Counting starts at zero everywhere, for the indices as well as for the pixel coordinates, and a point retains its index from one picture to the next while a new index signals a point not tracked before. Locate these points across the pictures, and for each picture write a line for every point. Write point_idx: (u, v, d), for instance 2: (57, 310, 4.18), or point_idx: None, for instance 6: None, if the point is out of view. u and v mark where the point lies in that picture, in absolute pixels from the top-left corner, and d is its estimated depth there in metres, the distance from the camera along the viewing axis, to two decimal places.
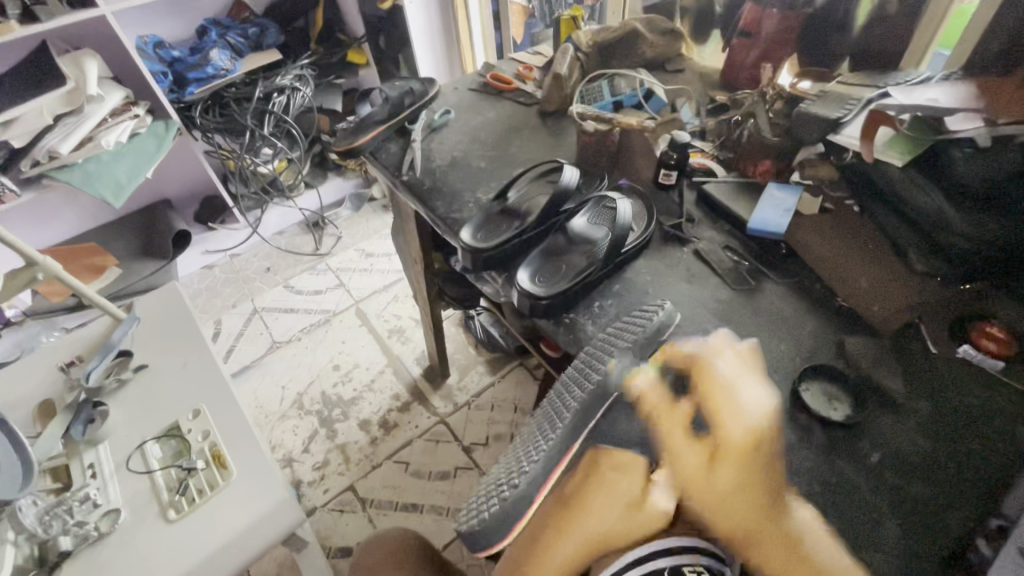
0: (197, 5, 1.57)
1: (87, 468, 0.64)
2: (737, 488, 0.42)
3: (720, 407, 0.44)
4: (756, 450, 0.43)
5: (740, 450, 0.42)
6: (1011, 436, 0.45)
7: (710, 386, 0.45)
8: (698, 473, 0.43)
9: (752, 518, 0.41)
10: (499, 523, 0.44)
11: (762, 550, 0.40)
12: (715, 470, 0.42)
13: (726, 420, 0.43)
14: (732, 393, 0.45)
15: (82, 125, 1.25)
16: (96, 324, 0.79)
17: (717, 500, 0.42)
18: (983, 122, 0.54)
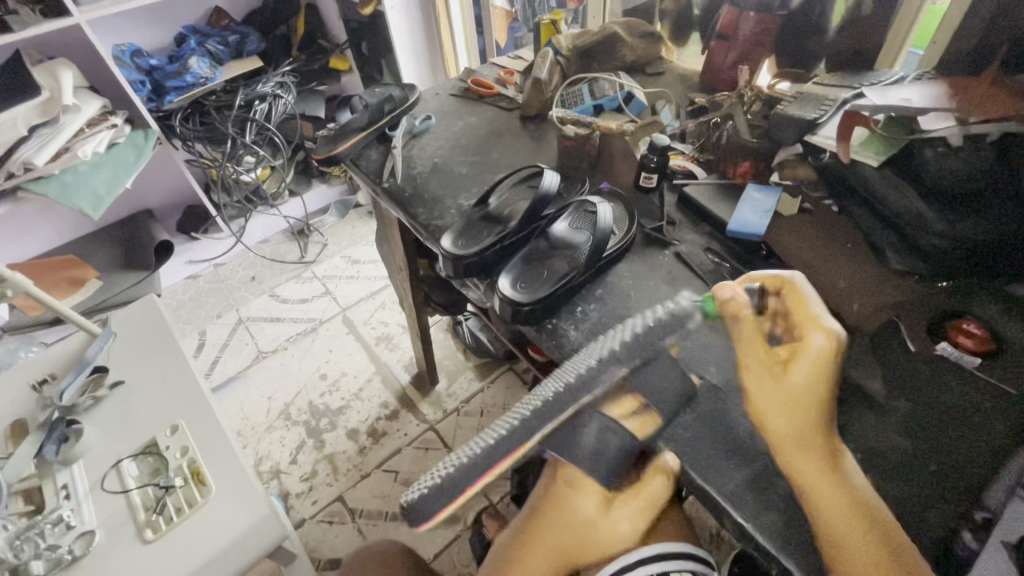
0: (175, 13, 1.55)
1: (60, 490, 0.62)
2: (809, 388, 0.43)
3: (804, 321, 0.46)
4: (832, 364, 0.45)
5: (818, 356, 0.44)
6: (988, 432, 0.45)
7: (800, 303, 0.47)
8: (774, 370, 0.44)
9: (813, 421, 0.43)
10: (454, 482, 0.43)
11: (810, 452, 0.42)
12: (791, 369, 0.44)
13: (809, 331, 0.45)
14: (819, 313, 0.47)
15: (57, 135, 1.23)
16: (70, 340, 0.77)
17: (783, 397, 0.43)
18: (954, 120, 0.56)
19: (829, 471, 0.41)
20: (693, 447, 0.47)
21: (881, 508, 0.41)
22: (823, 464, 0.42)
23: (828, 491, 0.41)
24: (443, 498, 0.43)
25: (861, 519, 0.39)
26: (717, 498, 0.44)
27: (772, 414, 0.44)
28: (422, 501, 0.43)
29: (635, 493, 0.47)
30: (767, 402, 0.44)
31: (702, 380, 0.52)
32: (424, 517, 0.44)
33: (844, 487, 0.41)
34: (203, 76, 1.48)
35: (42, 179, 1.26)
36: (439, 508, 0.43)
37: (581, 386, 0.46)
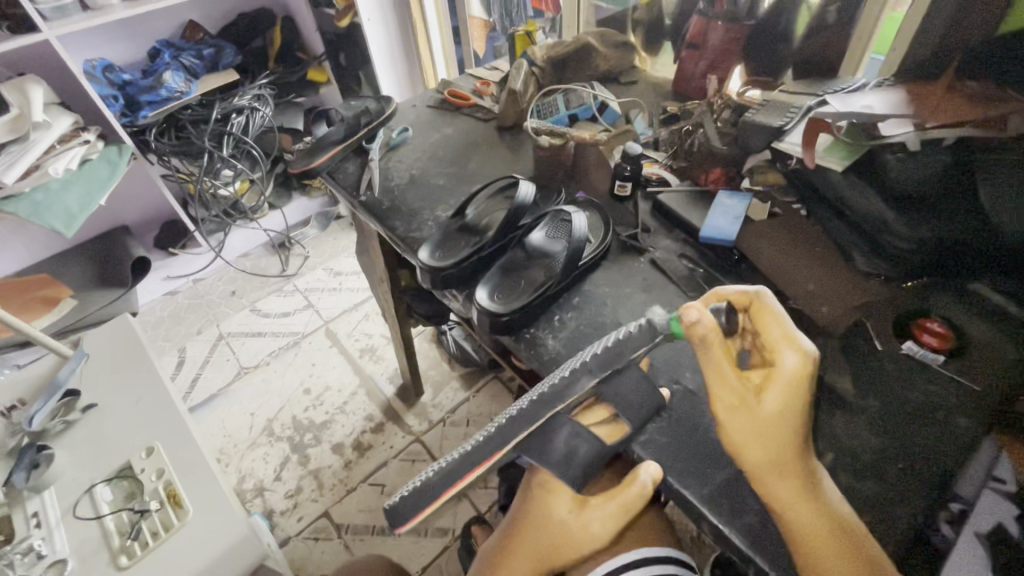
0: (148, 27, 1.54)
1: (30, 518, 0.60)
2: (781, 414, 0.40)
3: (774, 341, 0.43)
4: (804, 388, 0.41)
5: (793, 378, 0.41)
6: (955, 427, 0.47)
7: (767, 326, 0.43)
8: (744, 397, 0.41)
9: (783, 448, 0.40)
10: (429, 487, 0.46)
11: (779, 478, 0.40)
12: (764, 393, 0.41)
13: (780, 352, 0.42)
14: (787, 332, 0.43)
15: (27, 152, 1.20)
16: (40, 363, 0.76)
17: (756, 421, 0.40)
18: (912, 126, 0.58)
19: (799, 495, 0.40)
20: (671, 452, 0.48)
21: (850, 520, 0.40)
22: (793, 488, 0.40)
23: (799, 516, 0.40)
24: (420, 502, 0.45)
25: (832, 547, 0.39)
26: (694, 501, 0.45)
27: (746, 439, 0.40)
28: (401, 506, 0.45)
29: (625, 498, 0.45)
30: (741, 425, 0.40)
31: (678, 386, 0.53)
32: (403, 521, 0.46)
33: (812, 511, 0.40)
34: (178, 90, 1.47)
35: (14, 197, 1.23)
36: (416, 512, 0.45)
37: (552, 398, 0.46)
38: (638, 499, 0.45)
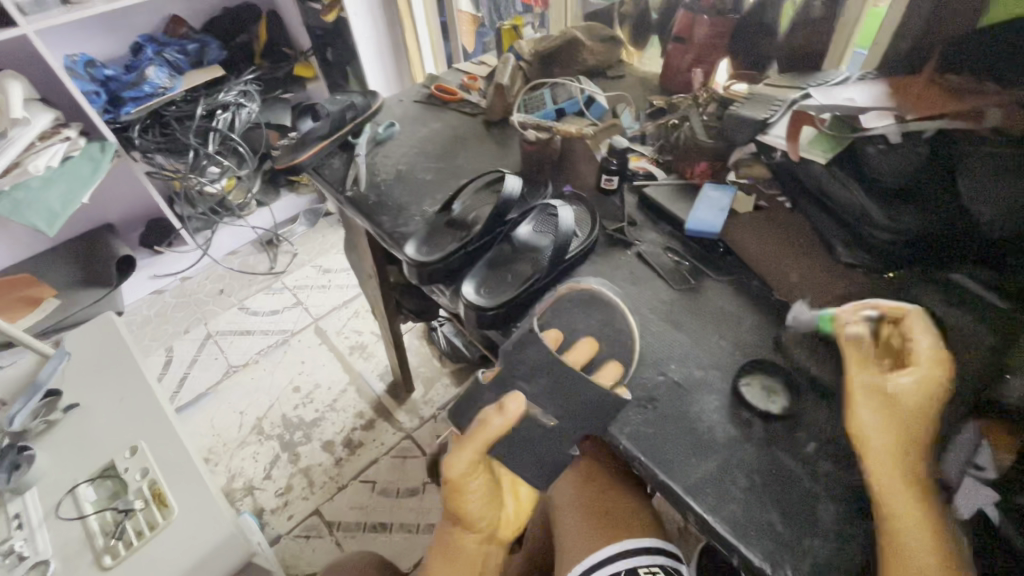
0: (130, 22, 1.51)
1: (12, 519, 0.60)
2: (912, 413, 0.42)
3: (915, 346, 0.45)
4: (941, 382, 0.43)
5: (931, 383, 0.43)
6: (934, 414, 0.48)
7: (915, 331, 0.45)
8: (884, 388, 0.43)
9: (908, 441, 0.41)
10: None
11: (899, 469, 0.41)
12: (899, 385, 0.43)
13: (922, 356, 0.44)
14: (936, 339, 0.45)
15: (7, 149, 1.18)
16: (21, 363, 0.74)
17: (889, 416, 0.42)
18: (893, 118, 0.58)
19: (914, 488, 0.40)
20: (657, 442, 0.48)
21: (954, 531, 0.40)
22: (913, 479, 0.41)
23: (909, 511, 0.40)
24: None
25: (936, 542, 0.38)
26: (678, 492, 0.45)
27: (872, 435, 0.42)
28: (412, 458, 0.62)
29: (476, 435, 0.47)
30: (871, 418, 0.42)
31: (664, 378, 0.53)
32: None
33: (925, 513, 0.39)
34: (162, 86, 1.45)
35: None
36: None
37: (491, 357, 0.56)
38: (492, 434, 0.47)
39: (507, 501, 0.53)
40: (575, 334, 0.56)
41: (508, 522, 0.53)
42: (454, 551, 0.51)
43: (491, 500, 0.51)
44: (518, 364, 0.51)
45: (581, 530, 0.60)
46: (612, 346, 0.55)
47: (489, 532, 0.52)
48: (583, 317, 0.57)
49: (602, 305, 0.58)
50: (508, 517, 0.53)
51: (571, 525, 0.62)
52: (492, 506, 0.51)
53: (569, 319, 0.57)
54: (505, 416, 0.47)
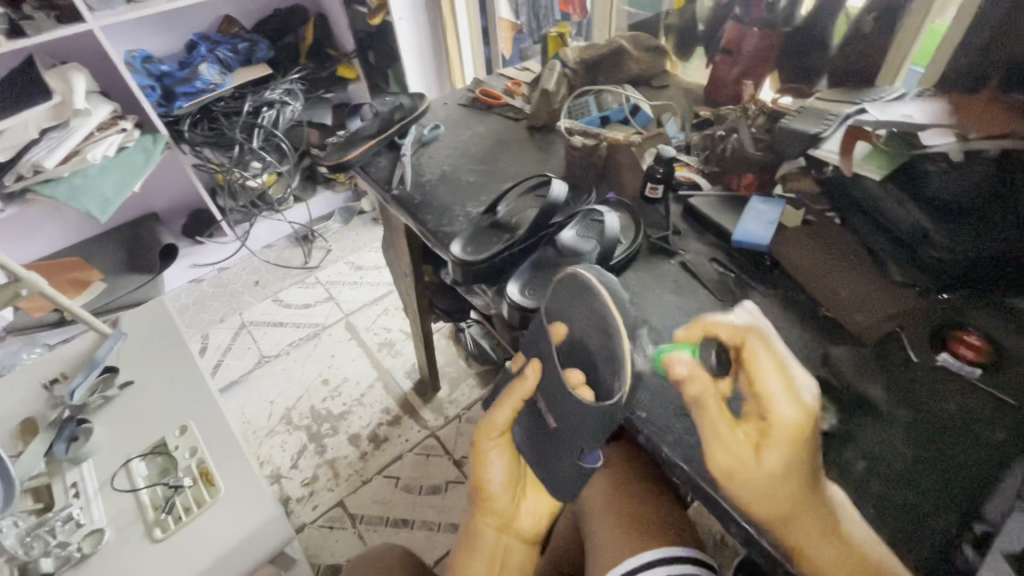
0: (186, 20, 1.58)
1: (71, 488, 0.63)
2: (790, 500, 0.39)
3: (765, 394, 0.40)
4: (810, 434, 0.38)
5: (785, 445, 0.38)
6: (987, 442, 0.47)
7: (768, 389, 0.39)
8: (741, 458, 0.39)
9: (794, 496, 0.39)
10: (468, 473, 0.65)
11: (803, 527, 0.40)
12: (773, 499, 0.39)
13: (770, 404, 0.39)
14: (786, 374, 0.40)
15: (68, 138, 1.24)
16: (80, 340, 0.78)
17: (803, 528, 0.40)
18: (954, 137, 0.56)
19: (827, 538, 0.39)
20: (701, 452, 0.48)
21: (883, 555, 0.39)
22: (819, 529, 0.39)
23: (826, 559, 0.39)
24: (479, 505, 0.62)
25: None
26: (724, 503, 0.45)
27: (793, 537, 0.40)
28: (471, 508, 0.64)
29: (507, 396, 0.54)
30: (761, 512, 0.40)
31: None
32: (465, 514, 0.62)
33: None
34: (213, 82, 1.51)
35: (53, 181, 1.28)
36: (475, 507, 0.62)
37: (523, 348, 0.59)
38: (519, 395, 0.53)
39: (527, 495, 0.58)
40: (569, 326, 0.52)
41: (527, 513, 0.58)
42: (477, 541, 0.57)
43: (511, 485, 0.56)
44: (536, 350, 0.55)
45: (612, 534, 0.60)
46: (606, 341, 0.48)
47: (506, 520, 0.57)
48: (573, 308, 0.52)
49: (588, 294, 0.51)
50: (526, 512, 0.58)
51: (601, 529, 0.62)
52: (513, 489, 0.56)
53: (563, 312, 0.53)
54: (524, 380, 0.53)
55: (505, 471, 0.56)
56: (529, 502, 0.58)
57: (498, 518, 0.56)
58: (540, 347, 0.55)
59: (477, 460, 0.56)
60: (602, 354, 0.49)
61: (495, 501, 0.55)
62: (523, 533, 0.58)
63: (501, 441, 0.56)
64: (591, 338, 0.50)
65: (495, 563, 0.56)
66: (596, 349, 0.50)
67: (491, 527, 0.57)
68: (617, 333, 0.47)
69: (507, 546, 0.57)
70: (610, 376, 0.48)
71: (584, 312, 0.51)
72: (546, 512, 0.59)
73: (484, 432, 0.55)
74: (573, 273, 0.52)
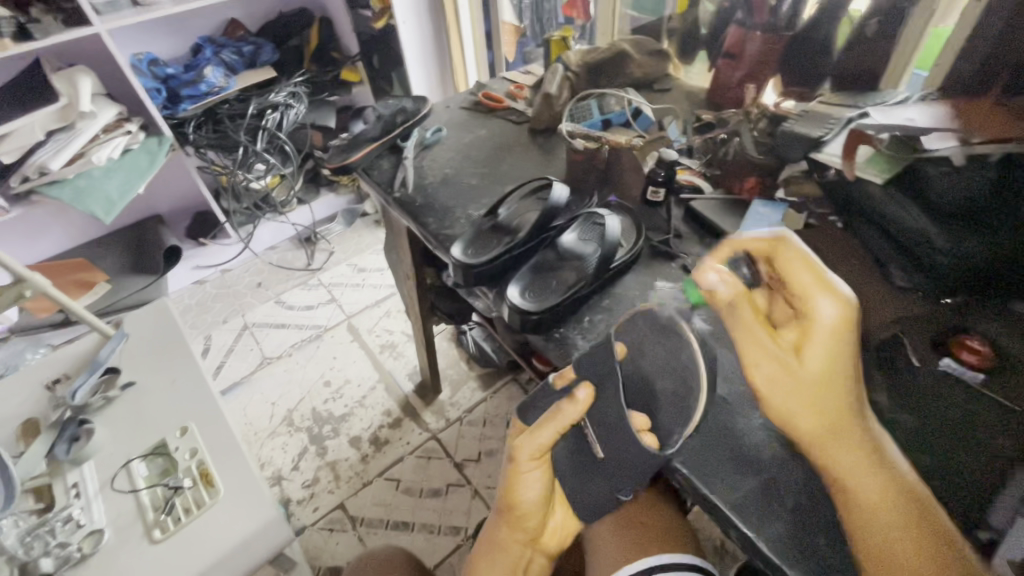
0: (192, 24, 1.59)
1: (71, 488, 0.63)
2: (837, 413, 0.39)
3: (804, 291, 0.41)
4: (850, 328, 0.39)
5: (830, 338, 0.39)
6: (991, 449, 0.46)
7: (806, 285, 0.41)
8: (783, 359, 0.40)
9: (839, 409, 0.39)
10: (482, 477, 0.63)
11: (845, 446, 0.39)
12: (819, 400, 0.39)
13: (811, 302, 0.40)
14: (819, 272, 0.41)
15: (74, 140, 1.25)
16: (83, 340, 0.79)
17: (847, 451, 0.38)
18: (957, 141, 0.56)
19: (867, 460, 0.38)
20: (699, 455, 0.48)
21: (923, 490, 0.38)
22: (859, 447, 0.39)
23: (871, 490, 0.38)
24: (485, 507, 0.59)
25: (904, 509, 0.37)
26: (723, 508, 0.45)
27: (837, 455, 0.39)
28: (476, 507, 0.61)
29: (554, 418, 0.50)
30: (805, 423, 0.39)
31: (709, 393, 0.52)
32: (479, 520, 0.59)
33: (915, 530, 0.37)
34: (217, 85, 1.52)
35: (58, 183, 1.28)
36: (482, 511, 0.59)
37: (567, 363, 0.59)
38: (567, 418, 0.50)
39: (555, 512, 0.54)
40: (641, 358, 0.53)
41: (553, 531, 0.54)
42: (499, 548, 0.54)
43: (545, 504, 0.52)
44: (592, 376, 0.52)
45: (616, 541, 0.60)
46: (681, 385, 0.50)
47: (534, 537, 0.53)
48: (654, 346, 0.53)
49: (673, 334, 0.52)
50: (553, 528, 0.54)
51: (604, 534, 0.62)
52: (546, 507, 0.52)
53: (638, 346, 0.53)
54: (575, 404, 0.50)
55: (540, 489, 0.51)
56: (556, 519, 0.54)
57: (526, 534, 0.52)
58: (601, 374, 0.52)
59: (511, 477, 0.52)
60: (669, 397, 0.50)
61: (526, 519, 0.51)
62: (548, 550, 0.55)
63: (540, 462, 0.51)
64: (661, 380, 0.51)
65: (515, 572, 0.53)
66: (661, 392, 0.51)
67: (517, 541, 0.53)
68: (696, 378, 0.49)
69: (529, 561, 0.54)
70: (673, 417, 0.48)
71: (663, 352, 0.52)
72: (572, 530, 0.55)
73: (520, 450, 0.51)
74: (654, 312, 0.54)
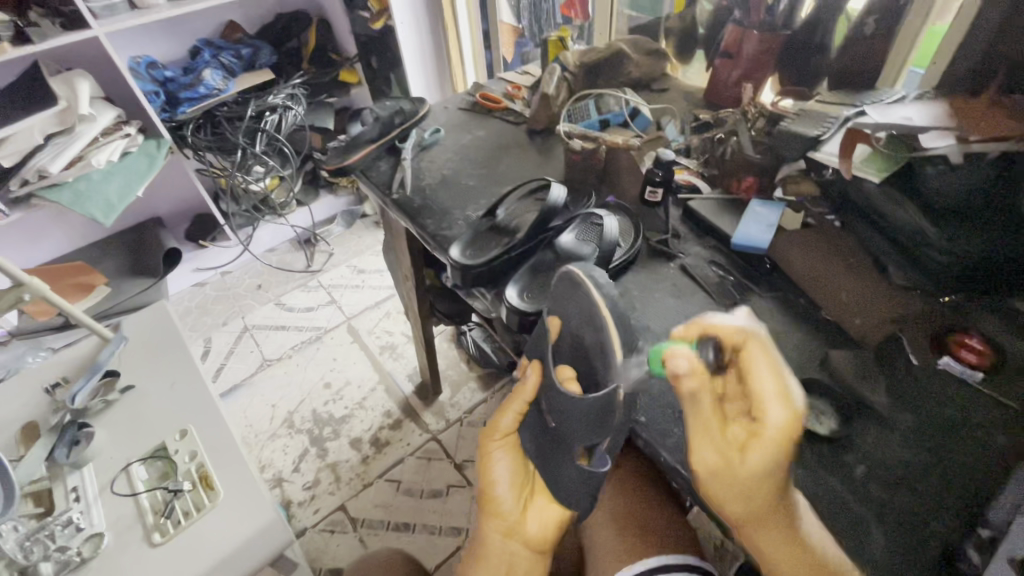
0: (190, 27, 1.59)
1: (70, 492, 0.63)
2: (768, 500, 0.40)
3: (760, 393, 0.41)
4: (797, 440, 0.39)
5: (778, 440, 0.38)
6: (986, 445, 0.47)
7: (762, 388, 0.40)
8: (727, 456, 0.40)
9: (766, 501, 0.40)
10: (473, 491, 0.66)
11: (765, 537, 0.41)
12: (756, 494, 0.40)
13: (766, 405, 0.40)
14: (781, 380, 0.41)
15: (71, 145, 1.26)
16: (83, 344, 0.79)
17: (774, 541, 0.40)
18: (954, 138, 0.55)
19: (787, 549, 0.40)
20: None
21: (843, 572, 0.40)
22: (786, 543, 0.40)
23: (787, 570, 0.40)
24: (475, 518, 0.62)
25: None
26: None
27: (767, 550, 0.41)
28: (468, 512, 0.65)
29: (512, 399, 0.55)
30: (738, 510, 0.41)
31: None
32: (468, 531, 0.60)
33: None
34: (216, 87, 1.52)
35: (56, 187, 1.28)
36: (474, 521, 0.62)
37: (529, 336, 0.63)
38: (524, 394, 0.55)
39: (534, 500, 0.54)
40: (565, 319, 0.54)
41: (533, 520, 0.53)
42: (483, 549, 0.53)
43: (517, 485, 0.54)
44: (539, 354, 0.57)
45: (613, 541, 0.60)
46: (598, 336, 0.51)
47: (513, 526, 0.53)
48: (569, 304, 0.54)
49: (577, 289, 0.53)
50: (533, 517, 0.53)
51: (604, 536, 0.61)
52: (517, 488, 0.54)
53: (560, 309, 0.55)
54: (530, 382, 0.55)
55: (510, 469, 0.55)
56: (537, 509, 0.54)
57: (505, 523, 0.53)
58: (541, 349, 0.57)
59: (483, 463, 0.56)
60: (595, 346, 0.51)
61: (500, 502, 0.53)
62: (534, 542, 0.53)
63: (507, 443, 0.56)
64: (584, 332, 0.52)
65: (501, 569, 0.52)
66: (589, 343, 0.52)
67: (497, 532, 0.52)
68: (606, 326, 0.50)
69: (514, 556, 0.52)
70: (605, 368, 0.50)
71: (576, 307, 0.53)
72: (556, 522, 0.54)
73: (490, 433, 0.56)
74: (564, 271, 0.56)
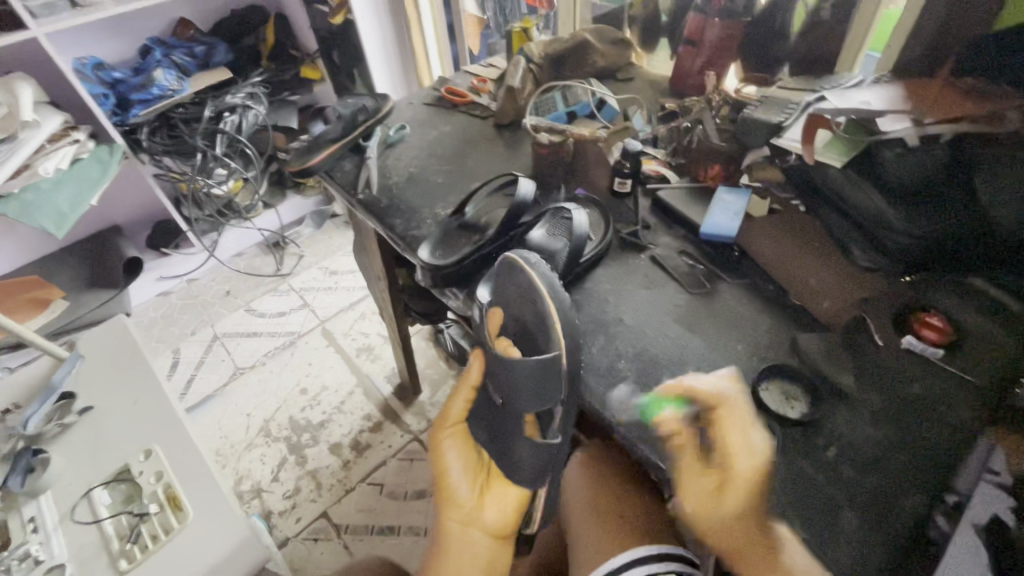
0: (138, 25, 1.52)
1: (28, 522, 0.60)
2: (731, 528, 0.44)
3: (732, 448, 0.45)
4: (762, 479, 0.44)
5: (745, 479, 0.44)
6: (945, 421, 0.48)
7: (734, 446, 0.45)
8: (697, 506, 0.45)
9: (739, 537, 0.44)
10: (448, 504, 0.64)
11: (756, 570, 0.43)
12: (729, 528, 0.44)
13: (737, 453, 0.44)
14: (749, 439, 0.45)
15: (16, 153, 1.17)
16: (36, 365, 0.75)
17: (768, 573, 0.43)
18: (910, 121, 0.58)
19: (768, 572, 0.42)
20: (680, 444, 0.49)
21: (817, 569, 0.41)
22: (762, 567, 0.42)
23: None
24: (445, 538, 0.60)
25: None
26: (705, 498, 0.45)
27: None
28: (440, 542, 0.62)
29: (458, 387, 0.57)
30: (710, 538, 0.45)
31: None
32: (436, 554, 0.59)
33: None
34: (170, 88, 1.45)
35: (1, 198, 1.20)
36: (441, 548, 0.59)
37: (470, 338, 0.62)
38: (470, 382, 0.57)
39: (491, 486, 0.55)
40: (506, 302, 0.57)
41: (489, 505, 0.54)
42: (444, 539, 0.53)
43: (471, 471, 0.55)
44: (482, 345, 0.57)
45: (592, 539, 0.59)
46: (537, 310, 0.53)
47: (469, 514, 0.53)
48: (508, 288, 0.56)
49: (515, 268, 0.55)
50: (491, 502, 0.54)
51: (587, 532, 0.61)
52: (472, 475, 0.55)
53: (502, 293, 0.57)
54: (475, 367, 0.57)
55: (462, 457, 0.56)
56: (493, 494, 0.54)
57: (461, 512, 0.53)
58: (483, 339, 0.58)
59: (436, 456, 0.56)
60: (535, 321, 0.54)
61: (455, 491, 0.54)
62: (493, 528, 0.54)
63: (459, 431, 0.57)
64: (526, 312, 0.55)
65: (463, 560, 0.52)
66: (533, 322, 0.55)
67: (456, 522, 0.53)
68: (543, 299, 0.53)
69: (473, 543, 0.53)
70: (545, 340, 0.53)
71: (515, 287, 0.56)
72: (513, 502, 0.54)
73: (441, 425, 0.58)
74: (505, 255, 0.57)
